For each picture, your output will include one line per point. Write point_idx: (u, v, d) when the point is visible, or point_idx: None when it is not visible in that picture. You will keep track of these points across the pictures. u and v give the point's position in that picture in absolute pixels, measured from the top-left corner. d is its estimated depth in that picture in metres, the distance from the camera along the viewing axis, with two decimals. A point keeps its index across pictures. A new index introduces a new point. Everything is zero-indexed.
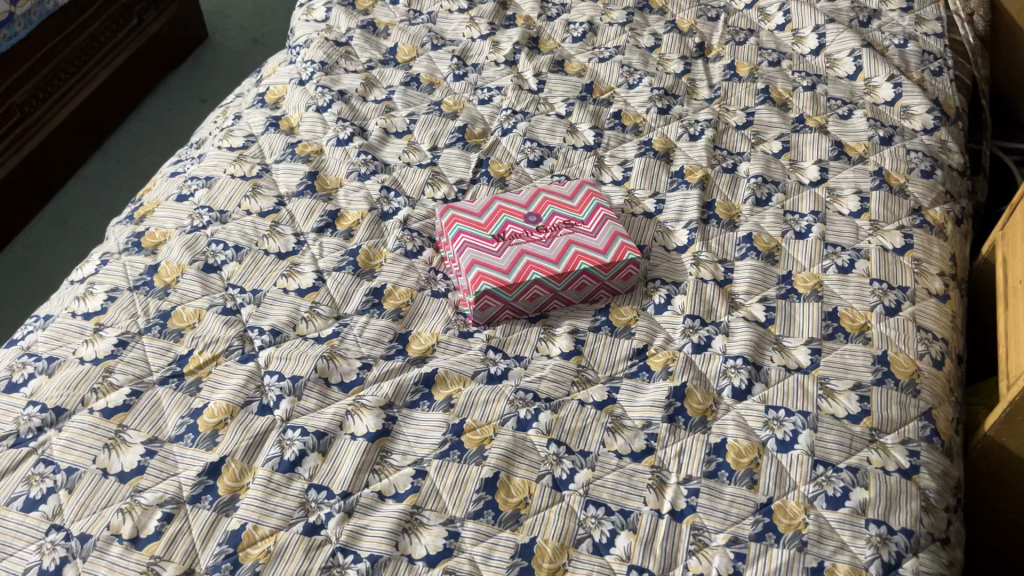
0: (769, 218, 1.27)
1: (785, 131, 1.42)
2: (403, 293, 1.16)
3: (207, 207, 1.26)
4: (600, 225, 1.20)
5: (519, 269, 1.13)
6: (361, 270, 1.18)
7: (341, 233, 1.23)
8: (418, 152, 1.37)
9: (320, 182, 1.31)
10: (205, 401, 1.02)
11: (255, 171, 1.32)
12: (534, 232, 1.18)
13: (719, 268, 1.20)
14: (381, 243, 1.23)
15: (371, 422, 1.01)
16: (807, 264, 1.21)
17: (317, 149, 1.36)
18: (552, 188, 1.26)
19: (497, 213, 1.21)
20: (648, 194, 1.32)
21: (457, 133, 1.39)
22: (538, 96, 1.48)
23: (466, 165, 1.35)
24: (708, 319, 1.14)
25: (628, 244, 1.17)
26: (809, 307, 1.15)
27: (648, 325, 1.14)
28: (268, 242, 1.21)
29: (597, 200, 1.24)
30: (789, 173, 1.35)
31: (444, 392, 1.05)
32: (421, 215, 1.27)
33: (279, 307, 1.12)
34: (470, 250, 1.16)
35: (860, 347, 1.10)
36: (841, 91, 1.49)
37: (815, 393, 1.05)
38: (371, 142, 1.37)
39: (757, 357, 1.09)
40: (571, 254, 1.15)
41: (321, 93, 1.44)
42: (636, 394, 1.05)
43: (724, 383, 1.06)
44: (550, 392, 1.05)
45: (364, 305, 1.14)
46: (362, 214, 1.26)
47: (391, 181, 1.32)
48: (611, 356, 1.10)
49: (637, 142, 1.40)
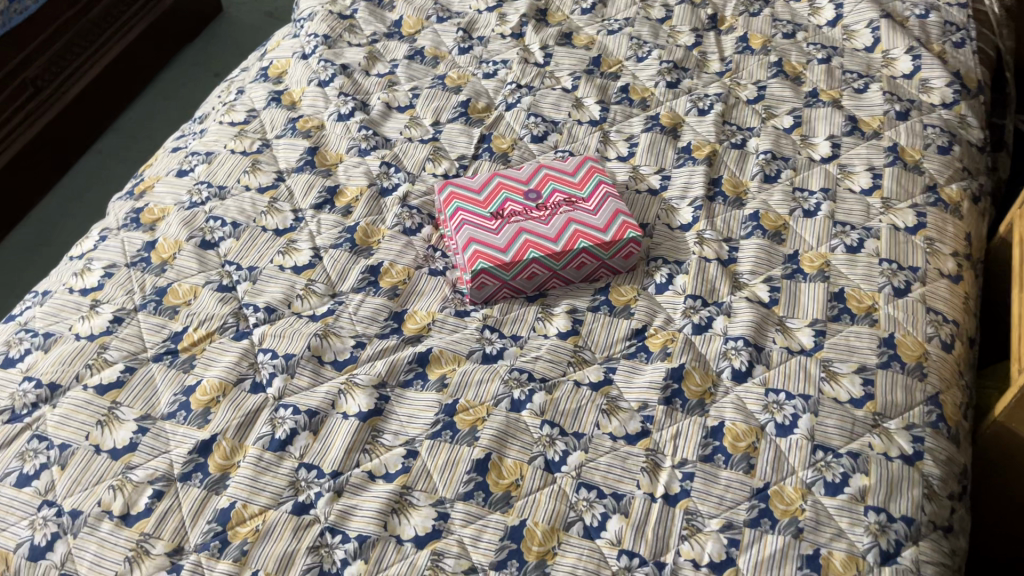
0: (777, 196, 1.24)
1: (797, 105, 1.38)
2: (400, 271, 1.15)
3: (206, 182, 1.25)
4: (601, 202, 1.17)
5: (517, 248, 1.11)
6: (358, 247, 1.17)
7: (340, 209, 1.22)
8: (419, 127, 1.34)
9: (319, 158, 1.29)
10: (198, 378, 1.02)
11: (255, 147, 1.31)
12: (533, 209, 1.16)
13: (724, 247, 1.18)
14: (379, 220, 1.21)
15: (363, 401, 1.00)
16: (815, 243, 1.17)
17: (318, 124, 1.34)
18: (554, 165, 1.23)
19: (496, 189, 1.19)
20: (654, 170, 1.29)
21: (460, 108, 1.37)
22: (545, 69, 1.44)
23: (468, 141, 1.32)
24: (709, 299, 1.11)
25: (629, 222, 1.14)
26: (815, 288, 1.12)
27: (648, 305, 1.11)
28: (266, 218, 1.20)
29: (599, 176, 1.21)
30: (800, 149, 1.31)
31: (438, 371, 1.04)
32: (421, 191, 1.25)
33: (275, 283, 1.12)
34: (468, 227, 1.13)
35: (866, 329, 1.07)
36: (857, 64, 1.44)
37: (817, 376, 1.02)
38: (373, 117, 1.35)
39: (759, 338, 1.06)
40: (570, 233, 1.13)
41: (324, 67, 1.42)
42: (634, 375, 1.03)
43: (724, 365, 1.04)
44: (545, 372, 1.03)
45: (360, 283, 1.12)
46: (361, 190, 1.24)
47: (392, 156, 1.30)
48: (609, 336, 1.08)
49: (644, 117, 1.37)
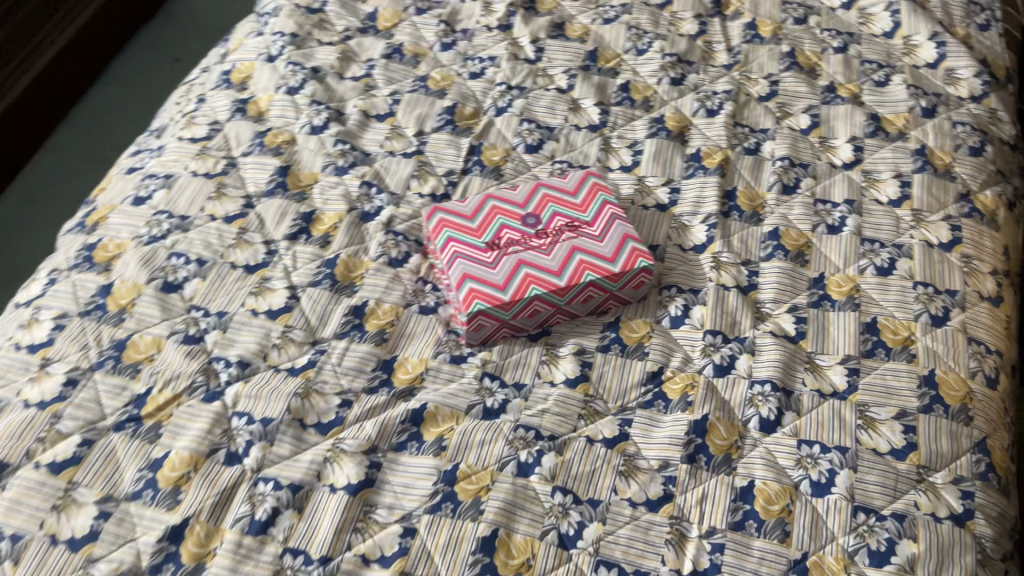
0: (798, 209, 1.13)
1: (814, 102, 1.26)
2: (387, 311, 1.03)
3: (166, 212, 1.12)
4: (607, 226, 1.06)
5: (517, 284, 1.00)
6: (339, 284, 1.05)
7: (317, 239, 1.10)
8: (402, 139, 1.22)
9: (292, 179, 1.16)
10: (166, 449, 0.90)
11: (219, 168, 1.18)
12: (533, 236, 1.05)
13: (743, 271, 1.07)
14: (362, 250, 1.09)
15: (352, 471, 0.89)
16: (841, 264, 1.07)
17: (289, 138, 1.21)
18: (553, 182, 1.11)
19: (491, 215, 1.07)
20: (661, 181, 1.18)
21: (445, 115, 1.24)
22: (536, 66, 1.32)
23: (456, 153, 1.20)
24: (730, 335, 1.01)
25: (640, 250, 1.03)
26: (845, 318, 1.02)
27: (663, 343, 1.01)
28: (235, 253, 1.08)
29: (603, 195, 1.09)
30: (820, 153, 1.20)
31: (435, 430, 0.93)
32: (406, 215, 1.13)
33: (248, 332, 1.00)
34: (461, 260, 1.02)
35: (904, 366, 0.97)
36: (876, 52, 1.32)
37: (853, 423, 0.93)
38: (350, 128, 1.22)
39: (787, 381, 0.96)
40: (575, 264, 1.02)
41: (292, 72, 1.28)
42: (652, 428, 0.93)
43: (750, 413, 0.94)
44: (554, 428, 0.93)
45: (343, 327, 1.01)
46: (340, 216, 1.12)
47: (373, 174, 1.17)
48: (622, 381, 0.98)
49: (648, 120, 1.25)
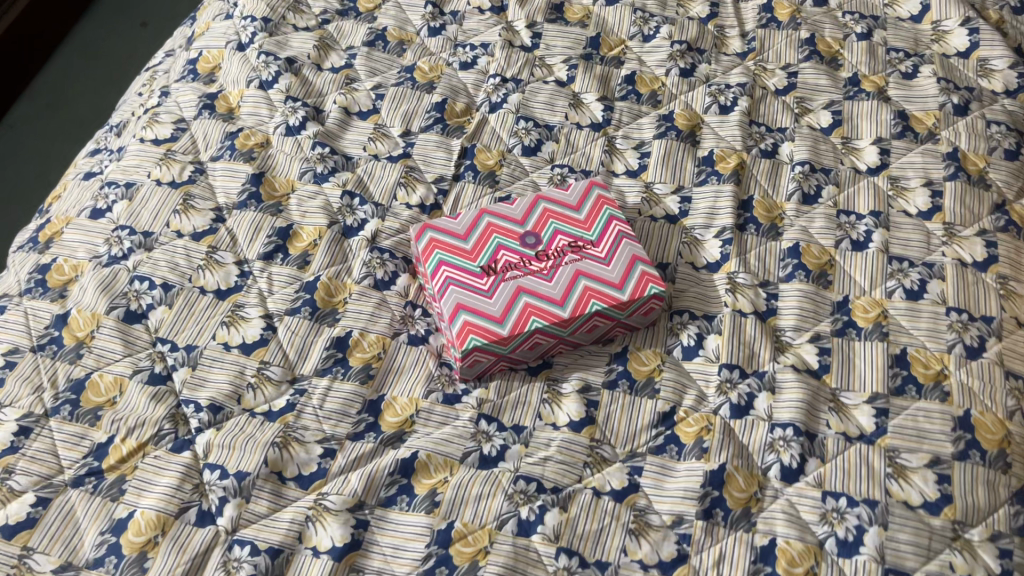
0: (820, 221, 1.04)
1: (836, 97, 1.16)
2: (373, 342, 0.94)
3: (128, 227, 1.02)
4: (613, 245, 0.96)
5: (516, 316, 0.91)
6: (320, 311, 0.96)
7: (295, 258, 1.00)
8: (386, 139, 1.11)
9: (266, 188, 1.06)
10: (130, 508, 0.82)
11: (186, 175, 1.07)
12: (532, 259, 0.95)
13: (761, 294, 0.98)
14: (344, 270, 1.00)
15: (336, 532, 0.81)
16: (867, 286, 0.98)
17: (263, 140, 1.10)
18: (554, 194, 1.01)
19: (486, 233, 0.97)
20: (671, 189, 1.08)
21: (434, 112, 1.14)
22: (533, 55, 1.20)
23: (446, 157, 1.10)
24: (748, 369, 0.93)
25: (650, 274, 0.94)
26: (872, 349, 0.93)
27: (675, 378, 0.93)
28: (204, 276, 0.98)
29: (609, 209, 1.00)
30: (842, 156, 1.10)
31: (427, 482, 0.85)
32: (392, 229, 1.03)
33: (220, 369, 0.91)
34: (454, 288, 0.92)
35: (937, 405, 0.89)
36: (903, 39, 1.21)
37: (883, 472, 0.85)
38: (329, 128, 1.11)
39: (811, 424, 0.88)
40: (579, 292, 0.93)
41: (265, 63, 1.17)
42: (664, 478, 0.86)
43: (770, 460, 0.86)
44: (557, 479, 0.85)
45: (325, 362, 0.92)
46: (319, 231, 1.02)
47: (355, 182, 1.07)
48: (631, 423, 0.89)
49: (656, 117, 1.14)
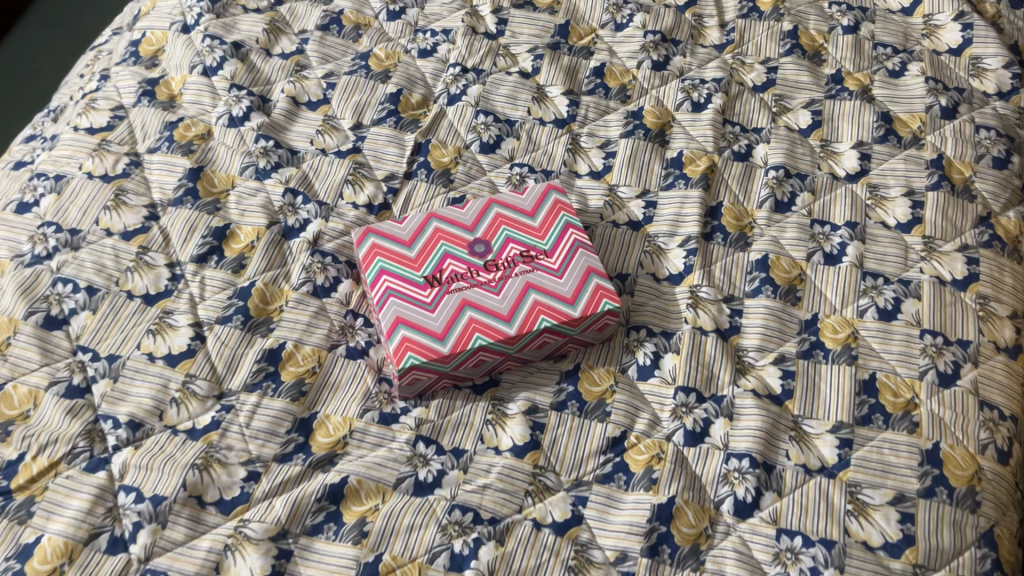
0: (792, 232, 0.98)
1: (817, 95, 1.09)
2: (308, 356, 0.89)
3: (54, 224, 0.95)
4: (568, 256, 0.90)
5: (459, 332, 0.85)
6: (253, 320, 0.90)
7: (230, 261, 0.94)
8: (336, 133, 1.05)
9: (204, 184, 1.00)
10: (38, 533, 0.76)
11: (120, 168, 1.00)
12: (480, 269, 0.89)
13: (724, 311, 0.92)
14: (282, 276, 0.94)
15: (256, 563, 0.76)
16: (838, 304, 0.92)
17: (205, 131, 1.04)
18: (508, 198, 0.95)
19: (432, 240, 0.91)
20: (636, 193, 1.01)
21: (387, 103, 1.07)
22: (497, 43, 1.13)
23: (399, 153, 1.03)
24: (706, 392, 0.87)
25: (604, 288, 0.88)
26: (839, 374, 0.88)
27: (628, 400, 0.87)
28: (132, 279, 0.92)
29: (566, 216, 0.93)
30: (820, 161, 1.03)
31: (357, 510, 0.80)
32: (336, 231, 0.97)
33: (143, 382, 0.85)
34: (394, 300, 0.86)
35: (904, 437, 0.83)
36: (892, 33, 1.14)
37: (843, 509, 0.80)
38: (275, 120, 1.05)
39: (769, 454, 0.83)
40: (528, 306, 0.87)
41: (210, 47, 1.10)
42: (609, 510, 0.80)
43: (723, 493, 0.81)
44: (495, 510, 0.80)
45: (255, 376, 0.87)
46: (258, 232, 0.96)
47: (300, 178, 1.01)
48: (578, 449, 0.84)
49: (624, 113, 1.08)
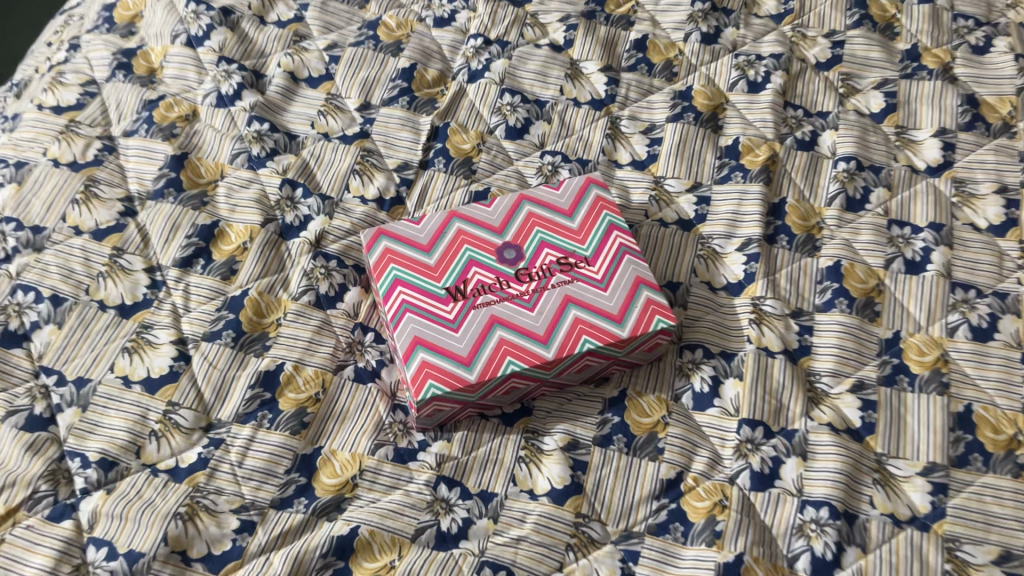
0: (867, 234, 0.85)
1: (890, 74, 0.95)
2: (311, 380, 0.76)
3: (14, 220, 0.82)
4: (612, 263, 0.78)
5: (487, 356, 0.72)
6: (245, 337, 0.77)
7: (219, 266, 0.81)
8: (340, 114, 0.91)
9: (189, 173, 0.86)
10: None
11: (90, 154, 0.86)
12: (510, 279, 0.76)
13: (792, 327, 0.80)
14: (279, 283, 0.81)
15: None
16: (924, 320, 0.80)
17: (189, 111, 0.90)
18: (541, 193, 0.82)
19: (455, 244, 0.78)
20: (686, 186, 0.88)
21: (399, 80, 0.93)
22: (524, 10, 0.99)
23: (413, 139, 0.90)
24: (774, 426, 0.75)
25: (656, 303, 0.76)
26: (928, 404, 0.75)
27: (684, 434, 0.75)
28: (104, 286, 0.79)
29: (609, 215, 0.80)
30: (896, 151, 0.90)
31: (369, 567, 0.68)
32: (342, 230, 0.84)
33: (116, 411, 0.72)
34: (412, 316, 0.74)
35: (1008, 483, 0.71)
36: (973, 3, 1.01)
37: (939, 569, 0.68)
38: (270, 99, 0.91)
39: (851, 502, 0.71)
40: (568, 324, 0.74)
41: (194, 14, 0.96)
42: (665, 569, 0.69)
43: (799, 547, 0.69)
44: (532, 568, 0.68)
45: (248, 405, 0.74)
46: (251, 231, 0.83)
47: (299, 167, 0.87)
48: (626, 493, 0.72)
49: (670, 93, 0.94)
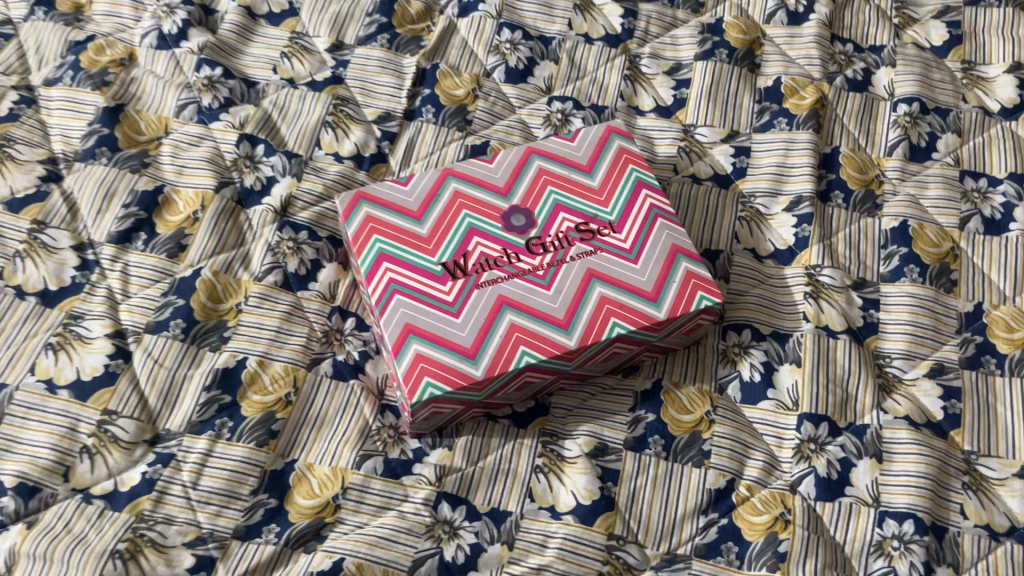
0: (936, 188, 0.72)
1: (951, 2, 0.82)
2: (280, 379, 0.63)
3: None
4: (643, 229, 0.64)
5: (496, 346, 0.59)
6: (198, 328, 0.64)
7: (165, 241, 0.67)
8: (308, 56, 0.76)
9: (125, 129, 0.71)
10: None
11: (4, 108, 0.71)
12: (520, 250, 0.63)
13: (855, 301, 0.67)
14: (239, 261, 0.67)
15: None
16: (1009, 290, 0.68)
17: (125, 54, 0.75)
18: (553, 146, 0.68)
19: (451, 209, 0.64)
20: (720, 135, 0.74)
21: (377, 15, 0.79)
22: None
23: (396, 84, 0.76)
24: (841, 422, 0.62)
25: (697, 276, 0.63)
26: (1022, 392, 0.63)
27: (733, 434, 0.62)
28: (22, 269, 0.64)
29: (635, 171, 0.67)
30: (964, 91, 0.77)
31: None
32: (313, 194, 0.70)
33: (38, 424, 0.58)
34: (401, 298, 0.60)
35: None
36: None
37: None
38: (223, 39, 0.76)
39: (937, 513, 0.59)
40: (593, 304, 0.61)
41: None
42: None
43: (878, 570, 0.57)
44: None
45: (203, 412, 0.61)
46: (202, 198, 0.69)
47: (259, 120, 0.73)
48: (667, 508, 0.59)
49: (697, 27, 0.80)
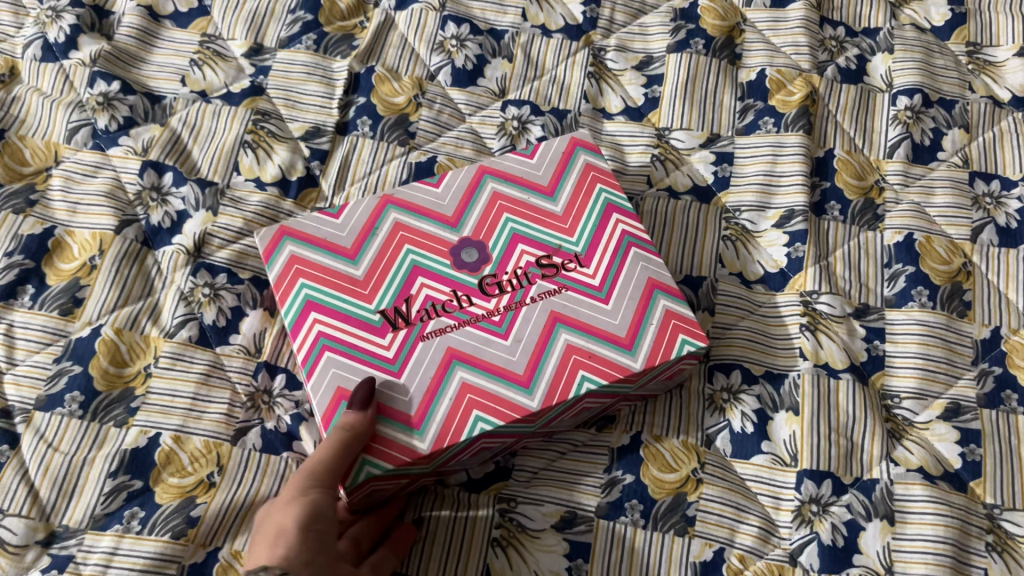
0: (944, 193, 0.63)
1: None
2: (202, 455, 0.53)
3: None
4: (614, 262, 0.55)
5: (446, 412, 0.50)
6: (99, 402, 0.54)
7: (57, 295, 0.57)
8: (222, 62, 0.66)
9: (6, 160, 0.61)
10: None
11: None
12: (472, 292, 0.54)
13: (857, 331, 0.59)
14: (147, 314, 0.57)
15: None
16: None
17: (5, 69, 0.65)
18: (508, 164, 0.59)
19: (391, 245, 0.55)
20: (699, 140, 0.65)
21: (301, 11, 0.69)
22: None
23: (325, 92, 0.66)
24: (846, 477, 0.55)
25: (678, 316, 0.54)
26: None
27: (724, 496, 0.54)
28: None
29: (604, 192, 0.58)
30: (971, 78, 0.68)
31: None
32: (231, 230, 0.60)
33: None
34: (332, 356, 0.51)
35: None
36: None
37: None
38: (120, 47, 0.66)
39: None
40: (558, 355, 0.52)
41: None
42: None
43: None
44: None
45: (108, 504, 0.51)
46: (102, 241, 0.59)
47: (167, 142, 0.63)
48: None
49: (669, 12, 0.71)
